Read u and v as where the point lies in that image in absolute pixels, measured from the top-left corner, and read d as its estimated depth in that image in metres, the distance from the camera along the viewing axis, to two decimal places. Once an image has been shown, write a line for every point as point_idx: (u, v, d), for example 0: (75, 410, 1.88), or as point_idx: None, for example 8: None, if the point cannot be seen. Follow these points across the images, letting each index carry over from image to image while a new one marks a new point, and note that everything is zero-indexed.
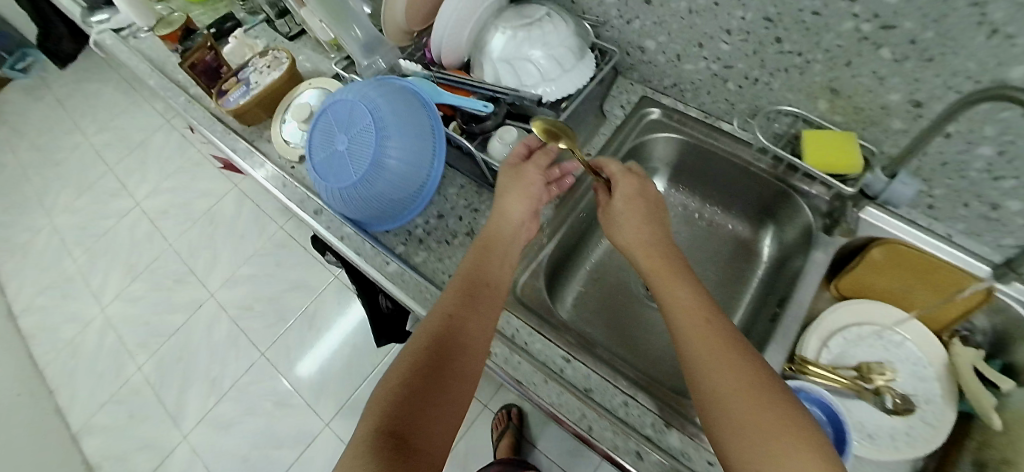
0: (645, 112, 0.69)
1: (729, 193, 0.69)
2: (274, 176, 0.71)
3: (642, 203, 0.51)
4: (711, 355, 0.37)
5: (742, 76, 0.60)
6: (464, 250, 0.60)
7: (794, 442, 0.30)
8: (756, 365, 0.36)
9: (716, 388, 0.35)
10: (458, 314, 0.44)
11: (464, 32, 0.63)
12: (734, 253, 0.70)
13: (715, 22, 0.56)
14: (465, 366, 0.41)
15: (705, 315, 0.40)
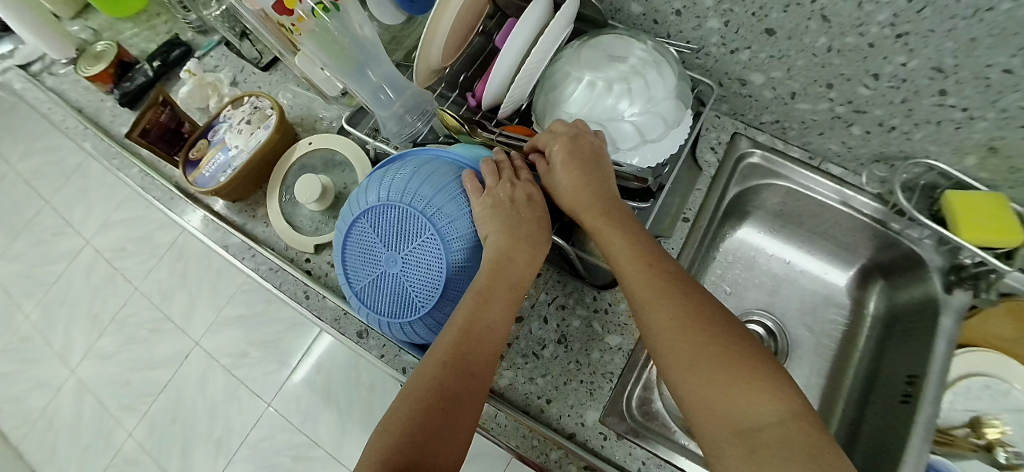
0: (743, 154, 0.58)
1: (830, 237, 0.61)
2: (288, 280, 0.55)
3: (580, 173, 0.43)
4: (679, 336, 0.35)
5: (875, 122, 0.49)
6: (558, 365, 0.49)
7: (767, 402, 0.32)
8: (724, 331, 0.35)
9: (690, 375, 0.34)
10: (455, 335, 0.38)
11: (531, 79, 0.49)
12: (830, 302, 0.63)
13: (855, 64, 0.44)
14: (469, 390, 0.37)
15: (664, 290, 0.37)
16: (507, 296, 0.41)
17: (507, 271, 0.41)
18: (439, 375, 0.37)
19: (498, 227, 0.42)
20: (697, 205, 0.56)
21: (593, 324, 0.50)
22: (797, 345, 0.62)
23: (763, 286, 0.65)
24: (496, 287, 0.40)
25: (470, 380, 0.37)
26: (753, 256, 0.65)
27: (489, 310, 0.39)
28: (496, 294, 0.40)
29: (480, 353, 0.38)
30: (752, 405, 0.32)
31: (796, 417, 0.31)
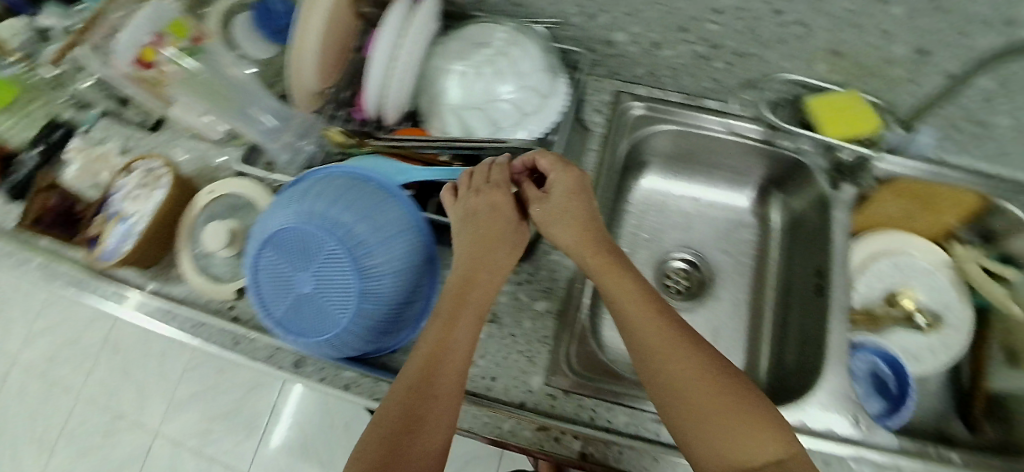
0: (626, 109, 0.61)
1: (723, 167, 0.66)
2: (214, 331, 0.53)
3: (580, 221, 0.45)
4: (692, 382, 0.36)
5: (732, 53, 0.53)
6: (498, 343, 0.50)
7: (768, 444, 0.34)
8: (728, 374, 0.37)
9: (704, 415, 0.35)
10: (426, 352, 0.39)
11: (406, 81, 0.50)
12: (740, 224, 0.68)
13: (698, 5, 0.48)
14: (439, 395, 0.37)
15: (675, 340, 0.38)
16: (474, 313, 0.42)
17: (470, 295, 0.42)
18: (411, 390, 0.37)
19: (467, 260, 0.44)
20: (593, 165, 0.57)
21: (520, 297, 0.53)
22: (723, 271, 0.66)
23: (681, 225, 0.68)
24: (462, 308, 0.41)
25: (442, 388, 0.37)
26: (663, 201, 0.69)
27: (457, 327, 0.40)
28: (463, 314, 0.41)
29: (452, 363, 0.39)
30: (755, 447, 0.34)
31: (794, 456, 0.34)
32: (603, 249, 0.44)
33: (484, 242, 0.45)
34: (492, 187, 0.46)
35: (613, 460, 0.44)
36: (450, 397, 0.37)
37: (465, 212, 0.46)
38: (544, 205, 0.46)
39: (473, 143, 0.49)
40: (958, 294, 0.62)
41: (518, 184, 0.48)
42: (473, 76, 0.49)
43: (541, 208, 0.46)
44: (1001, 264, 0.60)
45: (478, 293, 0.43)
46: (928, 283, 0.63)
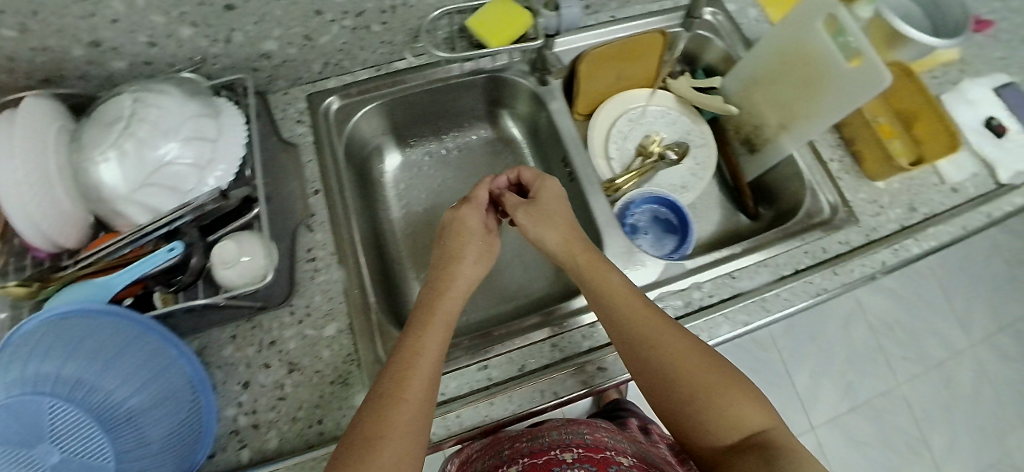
0: (325, 107, 0.60)
1: (451, 115, 0.69)
2: None
3: (556, 220, 0.53)
4: (678, 356, 0.44)
5: (378, 13, 0.54)
6: (308, 383, 0.49)
7: (755, 413, 0.41)
8: (711, 354, 0.44)
9: (681, 380, 0.43)
10: (392, 370, 0.40)
11: (57, 192, 0.44)
12: (495, 154, 0.72)
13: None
14: (402, 399, 0.38)
15: (658, 319, 0.46)
16: (442, 331, 0.44)
17: (433, 323, 0.44)
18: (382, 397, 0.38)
19: (445, 287, 0.48)
20: (317, 176, 0.56)
21: (307, 332, 0.51)
22: None
23: (450, 180, 0.70)
24: (428, 330, 0.43)
25: (411, 395, 0.38)
26: (414, 169, 0.69)
27: (428, 342, 0.42)
28: (431, 331, 0.43)
29: (423, 370, 0.40)
30: (743, 414, 0.41)
31: (775, 425, 0.41)
32: (579, 246, 0.51)
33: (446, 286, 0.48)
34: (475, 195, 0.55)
35: (452, 426, 0.47)
36: (420, 402, 0.38)
37: (439, 260, 0.50)
38: (529, 211, 0.53)
39: (159, 222, 0.45)
40: (690, 118, 0.74)
41: (498, 194, 0.57)
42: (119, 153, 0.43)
43: (528, 212, 0.54)
44: (703, 80, 0.73)
45: (439, 317, 0.45)
46: (665, 120, 0.74)
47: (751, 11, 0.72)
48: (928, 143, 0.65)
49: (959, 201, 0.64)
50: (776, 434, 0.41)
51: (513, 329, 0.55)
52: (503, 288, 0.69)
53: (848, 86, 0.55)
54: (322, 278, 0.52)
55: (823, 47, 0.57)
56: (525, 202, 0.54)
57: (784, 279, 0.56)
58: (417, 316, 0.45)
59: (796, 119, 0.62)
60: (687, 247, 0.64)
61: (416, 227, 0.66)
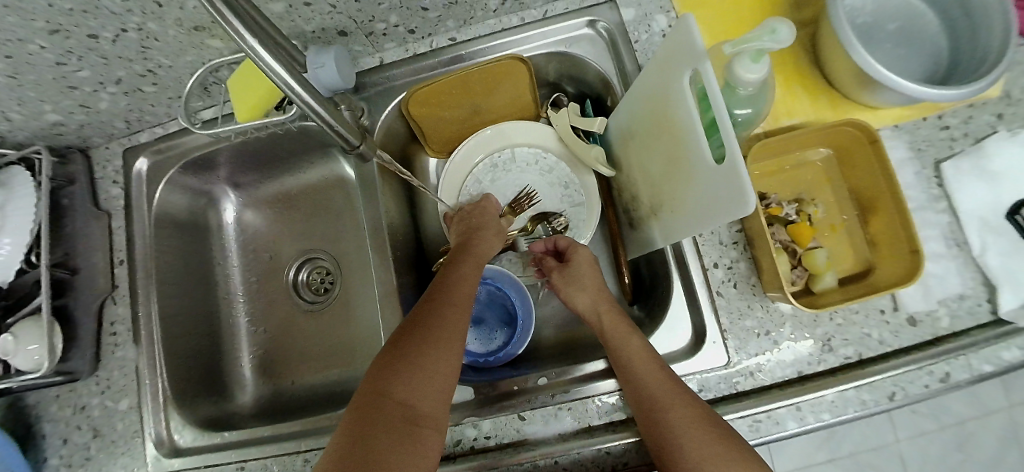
0: (134, 170, 0.56)
1: (285, 160, 0.61)
2: None
3: (591, 282, 0.49)
4: (692, 418, 0.36)
5: (140, 75, 0.49)
6: (107, 453, 0.54)
7: None
8: (727, 431, 0.36)
9: (695, 459, 0.35)
10: (424, 313, 0.41)
11: None
12: (337, 197, 0.64)
13: (36, 65, 0.44)
14: (434, 342, 0.39)
15: (669, 382, 0.39)
16: (470, 295, 0.44)
17: (461, 284, 0.44)
18: (409, 335, 0.39)
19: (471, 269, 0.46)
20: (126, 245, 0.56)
21: (107, 404, 0.54)
22: (347, 252, 0.63)
23: (298, 227, 0.65)
24: (456, 296, 0.43)
25: (441, 344, 0.39)
26: (254, 214, 0.65)
27: (456, 304, 0.43)
28: (460, 295, 0.43)
29: (450, 327, 0.41)
30: None
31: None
32: (607, 308, 0.47)
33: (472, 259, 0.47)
34: (496, 218, 0.53)
35: None
36: (451, 356, 0.39)
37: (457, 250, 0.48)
38: (563, 275, 0.50)
39: None
40: (574, 168, 0.56)
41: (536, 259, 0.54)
42: None
43: (562, 276, 0.50)
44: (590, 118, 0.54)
45: (459, 288, 0.44)
46: (539, 167, 0.57)
47: (658, 18, 0.49)
48: (883, 251, 0.43)
49: (911, 338, 0.44)
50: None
51: (293, 429, 0.51)
52: (332, 348, 0.61)
53: (710, 186, 0.37)
54: (120, 352, 0.55)
55: (689, 120, 0.38)
56: (558, 267, 0.51)
57: (581, 434, 0.44)
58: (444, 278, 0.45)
59: (664, 207, 0.44)
60: (515, 348, 0.52)
61: (259, 277, 0.64)
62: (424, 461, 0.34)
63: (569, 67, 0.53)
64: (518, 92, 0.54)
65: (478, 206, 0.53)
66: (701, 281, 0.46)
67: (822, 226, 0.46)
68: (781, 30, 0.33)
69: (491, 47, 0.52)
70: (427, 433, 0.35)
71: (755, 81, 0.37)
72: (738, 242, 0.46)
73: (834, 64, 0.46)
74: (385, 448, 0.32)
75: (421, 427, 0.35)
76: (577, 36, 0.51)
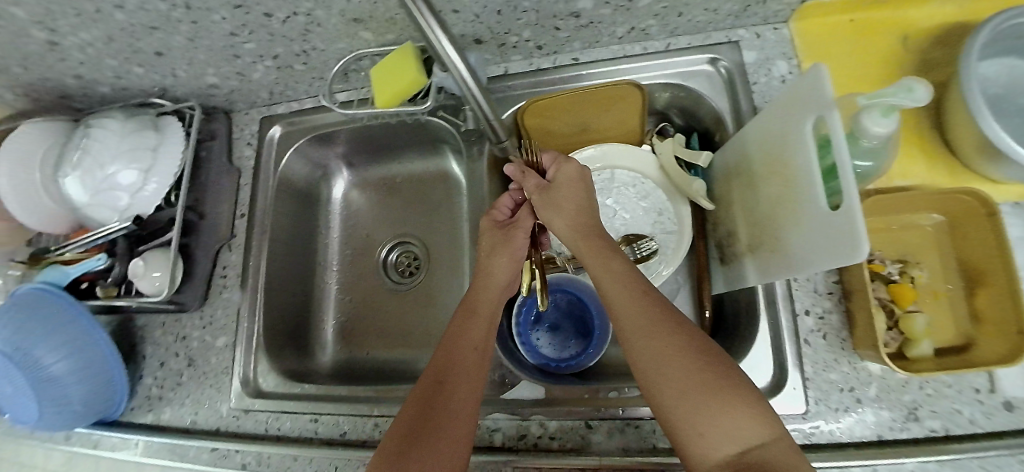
0: (269, 136, 0.64)
1: (399, 147, 0.67)
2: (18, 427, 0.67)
3: (566, 205, 0.49)
4: (668, 355, 0.37)
5: (293, 55, 0.54)
6: (196, 382, 0.59)
7: (754, 426, 0.33)
8: (710, 361, 0.36)
9: (671, 393, 0.36)
10: (421, 400, 0.40)
11: (47, 203, 0.58)
12: (438, 189, 0.69)
13: (214, 33, 0.50)
14: (429, 439, 0.37)
15: (658, 315, 0.40)
16: (472, 371, 0.42)
17: (457, 363, 0.42)
18: (402, 434, 0.37)
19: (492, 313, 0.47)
20: (247, 200, 0.63)
21: (206, 338, 0.60)
22: (438, 242, 0.68)
23: (399, 210, 0.70)
24: (454, 377, 0.41)
25: (440, 438, 0.37)
26: (361, 193, 0.71)
27: (457, 388, 0.41)
28: (455, 374, 0.41)
29: (449, 414, 0.39)
30: (739, 430, 0.33)
31: (777, 441, 0.33)
32: (600, 242, 0.47)
33: (468, 320, 0.45)
34: (507, 225, 0.52)
35: (266, 463, 0.53)
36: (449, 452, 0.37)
37: (460, 312, 0.47)
38: (542, 196, 0.50)
39: (98, 236, 0.56)
40: (670, 197, 0.58)
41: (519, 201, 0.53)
42: (86, 179, 0.56)
43: (545, 198, 0.50)
44: (695, 151, 0.56)
45: (456, 365, 0.42)
46: (636, 191, 0.59)
47: (780, 64, 0.52)
48: (987, 327, 0.42)
49: (1006, 424, 0.42)
50: (769, 462, 0.32)
51: (367, 393, 0.55)
52: (410, 327, 0.65)
53: (819, 234, 0.38)
54: (226, 294, 0.61)
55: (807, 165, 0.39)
56: (537, 187, 0.50)
57: (647, 452, 0.45)
58: (444, 349, 0.44)
59: (763, 245, 0.45)
60: (588, 357, 0.54)
61: (356, 251, 0.70)
62: None
63: (682, 100, 0.56)
64: (629, 116, 0.57)
65: (484, 229, 0.52)
66: (788, 325, 0.47)
67: (923, 291, 0.46)
68: (918, 88, 0.34)
69: (612, 71, 0.55)
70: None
71: (882, 135, 0.37)
72: (833, 292, 0.47)
73: (956, 129, 0.46)
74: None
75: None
76: (696, 72, 0.54)
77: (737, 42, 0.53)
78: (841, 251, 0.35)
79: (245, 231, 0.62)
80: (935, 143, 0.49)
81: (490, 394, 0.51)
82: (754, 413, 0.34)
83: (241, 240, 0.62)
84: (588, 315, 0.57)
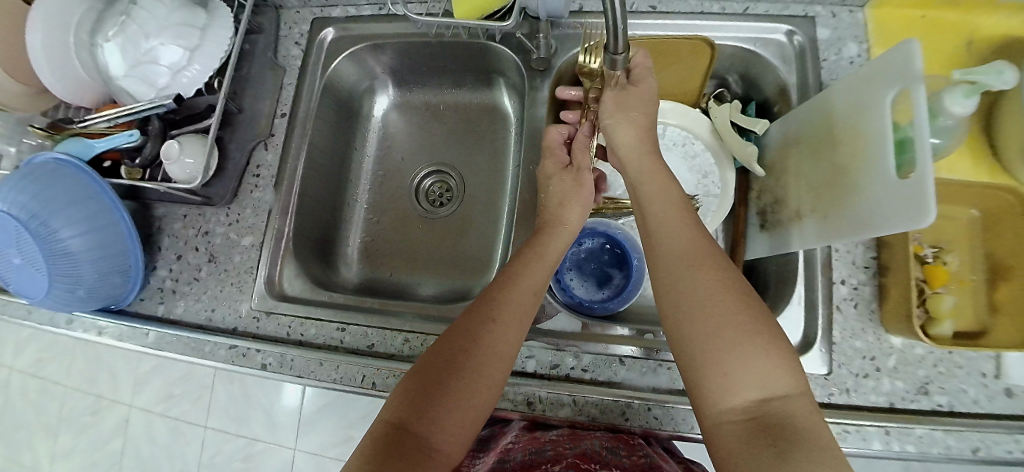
0: (320, 39, 0.62)
1: (451, 72, 0.65)
2: (12, 304, 0.64)
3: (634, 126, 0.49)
4: (716, 294, 0.37)
5: None
6: (215, 279, 0.57)
7: (782, 378, 0.33)
8: (753, 306, 0.36)
9: (708, 326, 0.36)
10: (462, 330, 0.40)
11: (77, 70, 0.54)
12: (482, 123, 0.68)
13: None
14: (459, 375, 0.38)
15: (700, 250, 0.40)
16: (521, 313, 0.42)
17: (507, 305, 0.41)
18: (438, 363, 0.38)
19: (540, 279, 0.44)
20: (290, 101, 0.61)
21: (231, 236, 0.58)
22: (475, 176, 0.67)
23: (439, 139, 0.69)
24: (503, 317, 0.41)
25: (472, 375, 0.38)
26: (401, 116, 0.70)
27: (475, 360, 0.38)
28: (505, 316, 0.41)
29: (485, 356, 0.39)
30: (768, 377, 0.33)
31: (800, 397, 0.33)
32: (646, 158, 0.48)
33: (536, 262, 0.45)
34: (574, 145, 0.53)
35: (287, 365, 0.52)
36: (476, 395, 0.38)
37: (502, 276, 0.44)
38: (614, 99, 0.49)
39: (131, 110, 0.53)
40: (717, 158, 0.59)
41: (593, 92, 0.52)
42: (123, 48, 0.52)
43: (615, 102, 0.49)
44: (751, 118, 0.58)
45: (511, 301, 0.42)
46: (685, 150, 0.61)
47: (851, 45, 0.54)
48: (1004, 318, 0.45)
49: (1005, 409, 0.45)
50: (793, 413, 0.32)
51: (398, 309, 0.54)
52: (438, 255, 0.64)
53: (880, 198, 0.37)
54: (258, 194, 0.59)
55: (881, 133, 0.37)
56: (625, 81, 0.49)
57: (677, 394, 0.46)
58: (495, 286, 0.43)
59: (813, 212, 0.46)
60: (608, 308, 0.54)
61: (389, 172, 0.69)
62: None
63: (748, 65, 0.58)
64: (694, 73, 0.57)
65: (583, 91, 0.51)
66: (824, 291, 0.49)
67: (950, 277, 0.49)
68: (1006, 74, 0.38)
69: (686, 26, 0.56)
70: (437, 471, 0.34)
71: (958, 115, 0.40)
72: (869, 267, 0.49)
73: (1006, 131, 0.49)
74: None
75: (435, 463, 0.34)
76: (769, 38, 0.55)
77: (813, 18, 0.55)
78: (907, 214, 0.34)
79: (285, 133, 0.60)
80: (982, 144, 0.51)
81: None
82: (784, 365, 0.34)
83: (281, 142, 0.60)
84: (626, 270, 0.57)
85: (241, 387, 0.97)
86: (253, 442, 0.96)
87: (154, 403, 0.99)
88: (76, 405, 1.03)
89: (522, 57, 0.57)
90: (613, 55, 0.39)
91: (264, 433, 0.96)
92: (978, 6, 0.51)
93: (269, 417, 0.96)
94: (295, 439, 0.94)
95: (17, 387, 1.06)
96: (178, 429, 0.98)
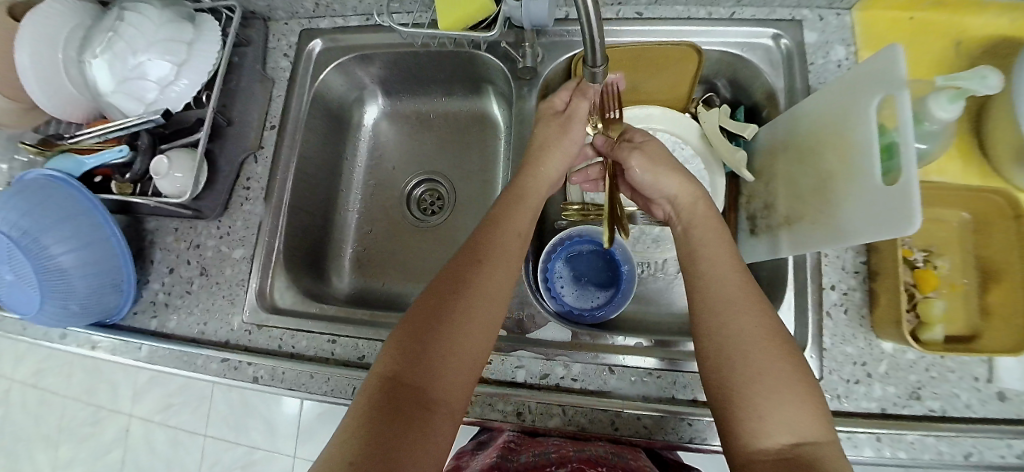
0: (309, 50, 0.62)
1: (439, 81, 0.65)
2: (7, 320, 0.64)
3: (671, 168, 0.48)
4: (757, 336, 0.36)
5: None
6: (206, 292, 0.57)
7: (811, 424, 0.33)
8: (789, 353, 0.36)
9: (746, 373, 0.35)
10: (452, 276, 0.39)
11: (65, 86, 0.54)
12: (471, 130, 0.68)
13: None
14: (455, 320, 0.37)
15: (744, 291, 0.38)
16: (508, 256, 0.41)
17: (491, 250, 0.41)
18: (428, 313, 0.38)
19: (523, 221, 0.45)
20: (280, 113, 0.61)
21: (222, 249, 0.58)
22: (465, 184, 0.67)
23: (429, 147, 0.69)
24: (487, 259, 0.40)
25: (468, 320, 0.37)
26: (391, 124, 0.70)
27: (469, 304, 0.38)
28: (493, 259, 0.41)
29: (474, 305, 0.38)
30: (799, 423, 0.33)
31: (829, 444, 0.33)
32: (699, 206, 0.45)
33: (514, 205, 0.45)
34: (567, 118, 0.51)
35: (279, 378, 0.52)
36: (473, 339, 0.37)
37: (484, 222, 0.44)
38: (645, 156, 0.48)
39: (119, 127, 0.53)
40: (707, 164, 0.58)
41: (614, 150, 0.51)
42: (111, 64, 0.52)
43: (642, 157, 0.48)
44: (740, 123, 0.57)
45: (496, 245, 0.42)
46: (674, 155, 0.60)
47: (839, 48, 0.54)
48: (996, 321, 0.45)
49: (998, 412, 0.45)
50: (824, 459, 0.32)
51: (389, 319, 0.54)
52: (429, 264, 0.64)
53: (868, 199, 0.37)
54: (248, 206, 0.59)
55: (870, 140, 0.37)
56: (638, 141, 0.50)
57: (666, 401, 0.46)
58: (482, 231, 0.43)
59: (800, 218, 0.47)
60: (596, 316, 0.54)
61: (380, 182, 0.69)
62: (435, 442, 0.33)
63: (736, 69, 0.58)
64: (682, 79, 0.57)
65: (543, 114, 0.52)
66: (815, 297, 0.49)
67: (942, 280, 0.48)
68: (991, 77, 0.37)
69: (673, 31, 0.56)
70: (440, 420, 0.34)
71: (943, 119, 0.40)
72: (859, 272, 0.49)
73: (996, 133, 0.48)
74: (399, 439, 0.32)
75: (436, 407, 0.34)
76: (756, 43, 0.55)
77: (800, 21, 0.55)
78: (891, 219, 0.34)
79: (274, 145, 0.60)
80: (972, 145, 0.51)
81: (516, 334, 0.52)
82: (814, 411, 0.33)
83: (270, 154, 0.60)
84: (615, 278, 0.57)
85: (239, 395, 0.98)
86: (252, 450, 0.96)
87: (152, 413, 0.99)
88: (76, 416, 1.03)
89: (509, 65, 0.57)
90: (591, 67, 0.39)
91: (263, 441, 0.96)
92: (966, 6, 0.51)
93: (267, 425, 0.96)
94: (294, 448, 0.94)
95: (17, 398, 1.07)
96: (177, 439, 0.98)
